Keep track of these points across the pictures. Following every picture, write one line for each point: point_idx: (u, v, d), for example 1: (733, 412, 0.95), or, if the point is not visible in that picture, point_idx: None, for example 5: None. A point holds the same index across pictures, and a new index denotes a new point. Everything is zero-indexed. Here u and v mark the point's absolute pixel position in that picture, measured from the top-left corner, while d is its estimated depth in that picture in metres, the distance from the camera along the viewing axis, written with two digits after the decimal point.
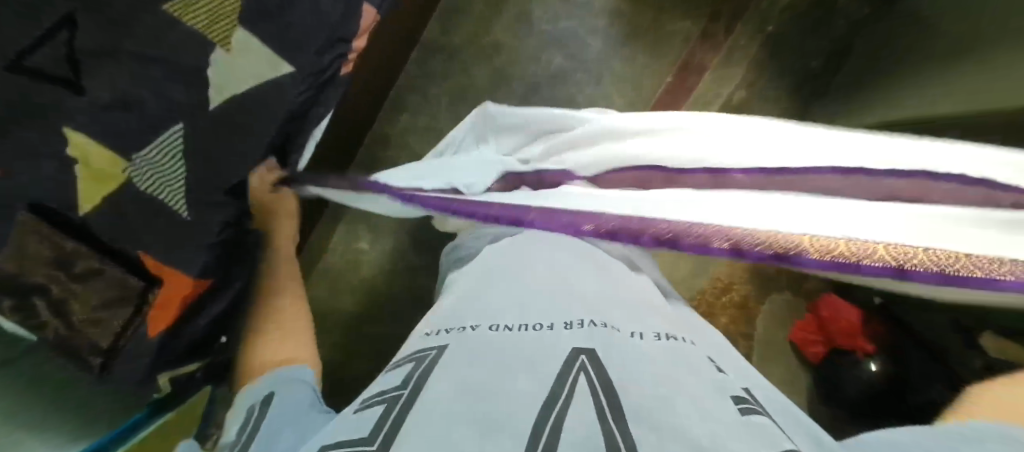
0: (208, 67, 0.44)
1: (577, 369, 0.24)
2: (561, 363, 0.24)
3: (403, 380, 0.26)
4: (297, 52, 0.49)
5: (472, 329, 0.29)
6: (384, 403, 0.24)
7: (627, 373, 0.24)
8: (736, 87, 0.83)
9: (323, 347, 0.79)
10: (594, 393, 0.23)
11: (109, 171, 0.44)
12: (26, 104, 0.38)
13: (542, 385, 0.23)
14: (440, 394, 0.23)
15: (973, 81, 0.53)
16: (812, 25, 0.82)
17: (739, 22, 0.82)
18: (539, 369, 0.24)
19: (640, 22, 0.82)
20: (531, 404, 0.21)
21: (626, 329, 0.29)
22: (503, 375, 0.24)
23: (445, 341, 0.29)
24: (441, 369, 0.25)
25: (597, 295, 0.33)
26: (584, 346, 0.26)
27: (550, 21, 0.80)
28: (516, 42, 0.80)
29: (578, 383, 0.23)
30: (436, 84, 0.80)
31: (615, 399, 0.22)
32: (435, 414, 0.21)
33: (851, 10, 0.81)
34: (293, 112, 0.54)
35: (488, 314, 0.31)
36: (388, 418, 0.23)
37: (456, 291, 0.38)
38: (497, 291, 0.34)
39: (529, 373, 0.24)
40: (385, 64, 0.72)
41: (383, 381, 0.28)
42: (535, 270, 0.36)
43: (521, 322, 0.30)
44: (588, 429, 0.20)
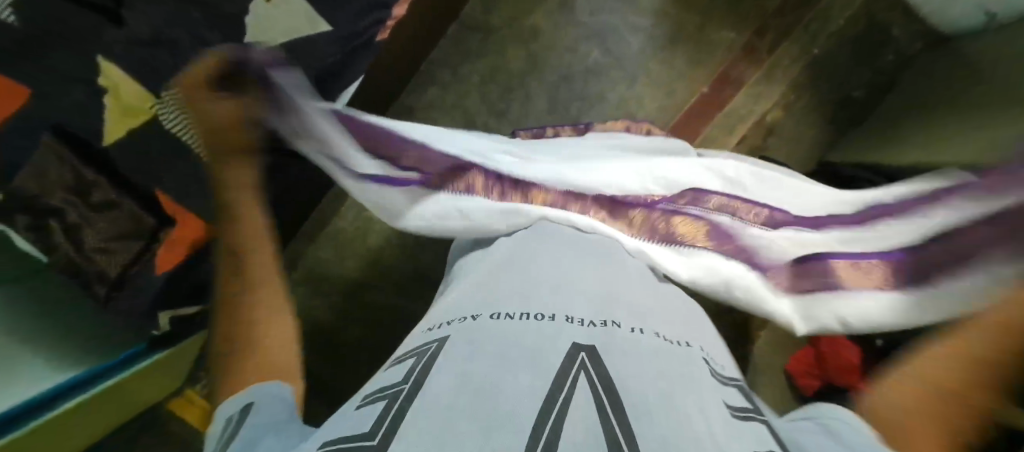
0: (247, 14, 0.45)
1: (578, 367, 0.24)
2: (562, 358, 0.24)
3: (405, 375, 0.26)
4: (335, 10, 0.49)
5: (473, 319, 0.29)
6: (384, 400, 0.24)
7: (627, 371, 0.24)
8: (772, 106, 0.81)
9: (322, 308, 0.80)
10: (595, 394, 0.22)
11: (138, 106, 0.45)
12: (65, 29, 0.40)
13: (544, 379, 0.23)
14: (441, 390, 0.23)
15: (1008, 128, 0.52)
16: (861, 52, 0.79)
17: (786, 40, 0.80)
18: (540, 363, 0.24)
19: (683, 27, 0.80)
20: (533, 400, 0.21)
21: (627, 325, 0.29)
22: (504, 369, 0.24)
23: (446, 333, 0.29)
24: (443, 364, 0.25)
25: (601, 292, 0.33)
26: (584, 341, 0.26)
27: (591, 14, 0.79)
28: (555, 29, 0.79)
29: (579, 382, 0.23)
30: (469, 62, 0.79)
31: (618, 400, 0.22)
32: (437, 410, 0.21)
33: (905, 42, 0.78)
34: (322, 73, 0.53)
35: (490, 304, 0.31)
36: (389, 413, 0.22)
37: (464, 281, 0.38)
38: (503, 282, 0.34)
39: (529, 370, 0.23)
40: (422, 34, 0.71)
41: (383, 377, 0.28)
42: (541, 264, 0.36)
43: (523, 311, 0.29)
44: (589, 431, 0.20)
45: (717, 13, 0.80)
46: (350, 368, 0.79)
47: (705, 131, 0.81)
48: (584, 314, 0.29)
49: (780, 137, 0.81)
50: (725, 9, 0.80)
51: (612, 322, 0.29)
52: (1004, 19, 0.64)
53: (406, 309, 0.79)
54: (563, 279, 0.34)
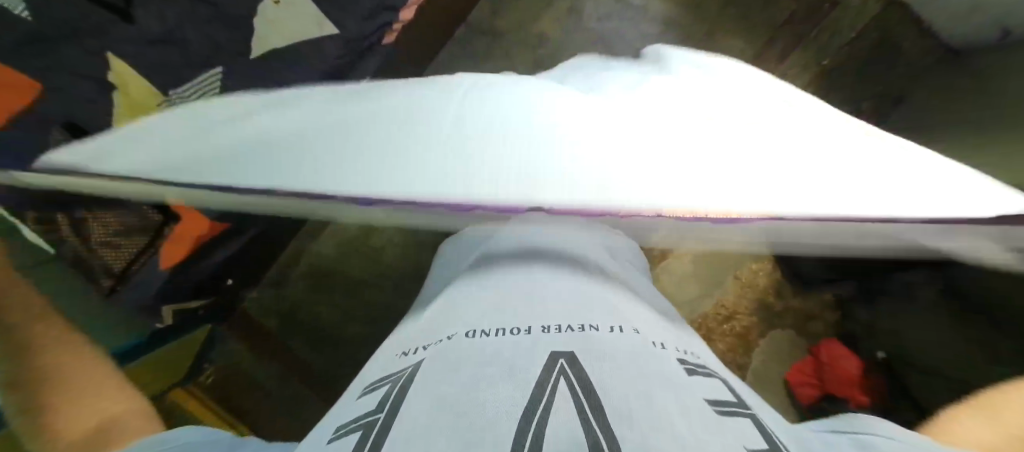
0: (255, 16, 0.47)
1: (556, 373, 0.20)
2: (538, 369, 0.21)
3: (379, 401, 0.22)
4: (344, 14, 0.51)
5: (447, 337, 0.25)
6: (359, 429, 0.20)
7: (614, 373, 0.21)
8: None
9: (325, 306, 0.82)
10: (575, 398, 0.19)
11: (144, 103, 0.45)
12: (76, 24, 0.41)
13: (519, 389, 0.20)
14: (417, 414, 0.19)
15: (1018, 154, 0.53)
16: (871, 65, 0.78)
17: (795, 51, 0.79)
18: (515, 375, 0.20)
19: (691, 35, 0.79)
20: (509, 417, 0.18)
21: (606, 326, 0.25)
22: (480, 384, 0.20)
23: (421, 356, 0.24)
24: (419, 383, 0.21)
25: (576, 294, 0.28)
26: (562, 349, 0.22)
27: (599, 20, 0.79)
28: (562, 35, 0.79)
29: (558, 386, 0.20)
30: (474, 64, 0.78)
31: (600, 403, 0.19)
32: (412, 435, 0.18)
33: (917, 56, 0.78)
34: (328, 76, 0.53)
35: (465, 318, 0.27)
36: (365, 443, 0.18)
37: (435, 302, 0.33)
38: (476, 298, 0.29)
39: (506, 382, 0.20)
40: (429, 37, 0.71)
41: (353, 404, 0.23)
42: (514, 275, 0.31)
43: (499, 324, 0.25)
44: (570, 437, 0.17)
45: (727, 23, 0.79)
46: (351, 363, 0.81)
47: None
48: (560, 319, 0.25)
49: None
50: (734, 19, 0.79)
51: (590, 325, 0.25)
52: (1018, 34, 0.64)
53: (405, 307, 0.81)
54: (503, 273, 0.32)
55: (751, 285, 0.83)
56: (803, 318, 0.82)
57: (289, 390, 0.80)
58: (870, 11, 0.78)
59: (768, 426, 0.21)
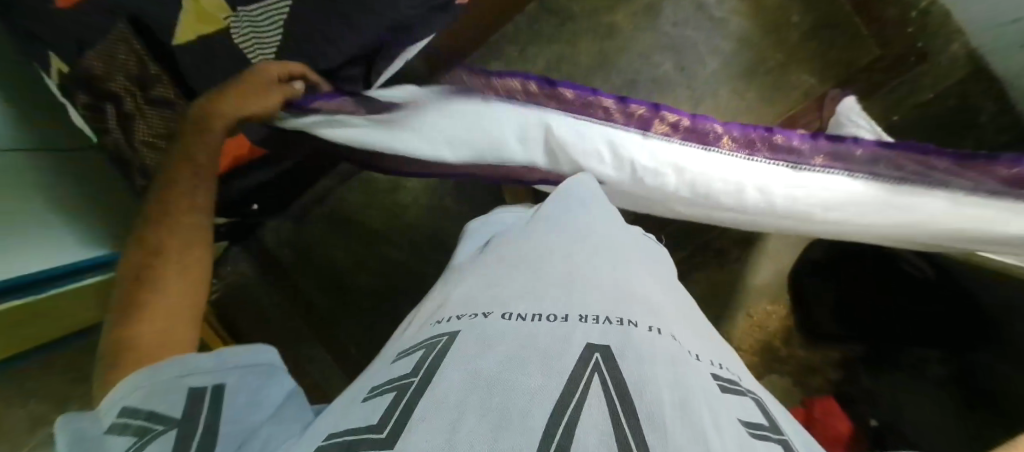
0: None
1: (591, 367, 0.20)
2: (573, 359, 0.21)
3: (413, 366, 0.22)
4: None
5: (481, 313, 0.25)
6: (393, 390, 0.21)
7: (651, 374, 0.20)
8: None
9: (340, 250, 0.82)
10: (608, 396, 0.19)
11: (213, 13, 0.46)
12: None
13: (553, 378, 0.20)
14: (450, 384, 0.20)
15: None
16: (940, 132, 0.76)
17: (867, 99, 0.76)
18: (550, 364, 0.20)
19: (765, 60, 0.76)
20: (541, 405, 0.18)
21: (644, 323, 0.24)
22: (516, 366, 0.20)
23: (457, 327, 0.24)
24: (454, 354, 0.22)
25: (616, 285, 0.28)
26: (598, 343, 0.22)
27: (674, 26, 0.76)
28: (633, 32, 0.76)
29: (592, 382, 0.20)
30: (538, 44, 0.77)
31: (633, 406, 0.18)
32: (442, 408, 0.18)
33: (990, 132, 0.75)
34: (397, 24, 0.50)
35: (501, 295, 0.26)
36: (400, 404, 0.19)
37: (470, 274, 0.33)
38: (514, 273, 0.29)
39: (541, 367, 0.20)
40: (501, 5, 0.69)
41: (386, 369, 0.24)
42: (556, 257, 0.30)
43: (537, 308, 0.25)
44: (600, 436, 0.17)
45: (804, 55, 0.76)
46: (354, 311, 0.82)
47: None
48: (597, 310, 0.25)
49: None
50: (812, 53, 0.76)
51: (628, 320, 0.24)
52: None
53: (416, 269, 0.81)
54: (542, 248, 0.31)
55: (762, 326, 0.83)
56: (804, 371, 0.80)
57: (291, 325, 0.82)
58: (954, 75, 0.74)
59: None
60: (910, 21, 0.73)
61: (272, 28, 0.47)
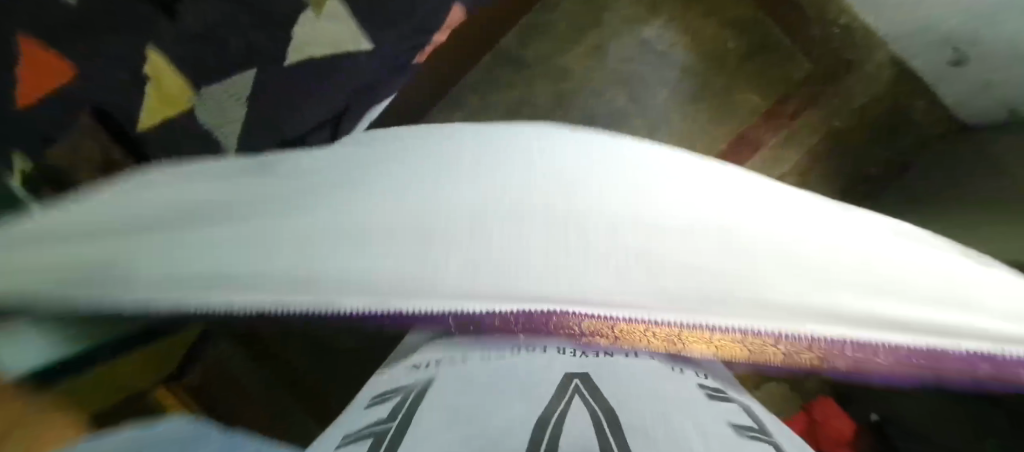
0: (295, 24, 0.48)
1: (572, 391, 0.21)
2: (553, 387, 0.22)
3: (389, 413, 0.22)
4: (382, 32, 0.51)
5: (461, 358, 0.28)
6: (369, 437, 0.20)
7: (629, 394, 0.21)
8: (787, 173, 0.82)
9: None
10: (591, 411, 0.19)
11: (176, 97, 0.46)
12: (123, 16, 0.42)
13: (533, 405, 0.20)
14: (430, 425, 0.19)
15: None
16: (880, 132, 0.82)
17: (808, 111, 0.82)
18: (530, 393, 0.21)
19: (710, 85, 0.81)
20: (524, 425, 0.18)
21: (620, 352, 0.29)
22: (496, 402, 0.20)
23: (434, 376, 0.25)
24: (433, 398, 0.22)
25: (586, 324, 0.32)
26: (577, 372, 0.24)
27: (624, 63, 0.81)
28: (584, 72, 0.81)
29: (573, 402, 0.20)
30: (496, 93, 0.81)
31: (616, 419, 0.19)
32: (427, 441, 0.18)
33: (925, 127, 0.81)
34: (360, 87, 0.53)
35: (478, 342, 0.31)
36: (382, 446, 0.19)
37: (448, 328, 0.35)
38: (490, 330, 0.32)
39: (522, 398, 0.21)
40: (457, 61, 0.73)
41: (358, 419, 0.23)
42: None
43: (511, 346, 0.30)
44: (587, 440, 0.17)
45: (744, 77, 0.81)
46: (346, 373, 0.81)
47: None
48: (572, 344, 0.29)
49: None
50: (753, 73, 0.81)
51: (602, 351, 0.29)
52: None
53: None
54: None
55: None
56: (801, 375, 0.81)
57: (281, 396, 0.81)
58: (884, 79, 0.80)
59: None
60: (834, 37, 0.80)
61: (233, 101, 0.48)
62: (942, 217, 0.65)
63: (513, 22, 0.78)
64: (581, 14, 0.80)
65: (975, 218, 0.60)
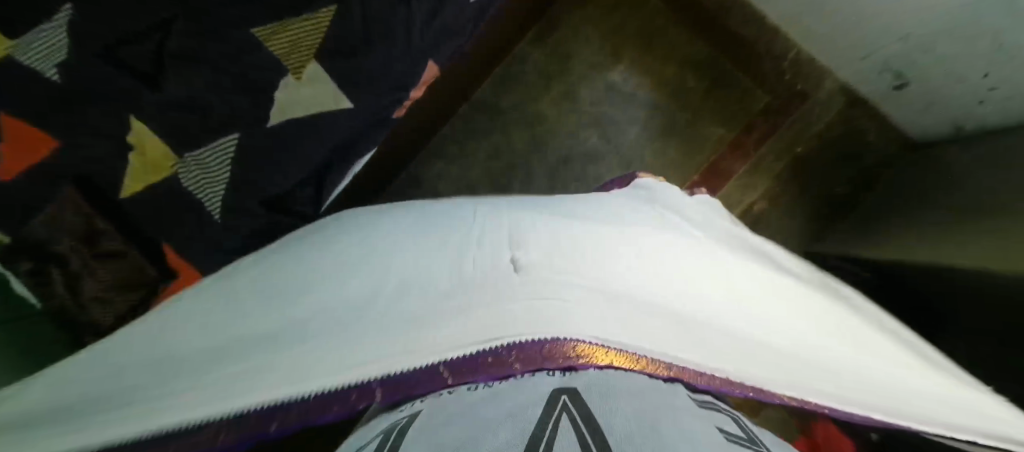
0: (277, 89, 0.49)
1: (559, 409, 0.22)
2: (541, 408, 0.23)
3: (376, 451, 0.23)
4: (360, 91, 0.54)
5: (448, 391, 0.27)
6: None
7: (614, 409, 0.23)
8: (758, 197, 0.86)
9: None
10: (578, 432, 0.21)
11: (160, 162, 0.47)
12: (102, 89, 0.42)
13: (520, 432, 0.21)
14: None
15: (997, 226, 0.55)
16: (840, 154, 0.86)
17: (770, 139, 0.86)
18: (517, 417, 0.22)
19: (677, 121, 0.86)
20: (512, 447, 0.19)
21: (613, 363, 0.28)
22: (481, 429, 0.22)
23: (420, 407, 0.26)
24: (421, 431, 0.23)
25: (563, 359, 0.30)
26: (567, 384, 0.25)
27: (593, 105, 0.85)
28: (557, 115, 0.85)
29: (561, 421, 0.22)
30: (475, 141, 0.84)
31: (601, 434, 0.21)
32: None
33: (881, 147, 0.85)
34: (340, 143, 0.57)
35: None
36: None
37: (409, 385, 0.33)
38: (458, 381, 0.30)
39: (509, 424, 0.22)
40: (435, 112, 0.76)
41: None
42: None
43: None
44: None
45: (708, 111, 0.86)
46: None
47: None
48: None
49: (768, 225, 0.86)
50: (714, 107, 0.86)
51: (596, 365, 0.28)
52: (968, 130, 0.72)
53: None
54: None
55: None
56: None
57: None
58: (836, 106, 0.86)
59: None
60: (785, 70, 0.85)
61: (219, 167, 0.49)
62: (908, 228, 0.68)
63: (487, 74, 0.83)
64: (549, 63, 0.85)
65: (935, 227, 0.64)
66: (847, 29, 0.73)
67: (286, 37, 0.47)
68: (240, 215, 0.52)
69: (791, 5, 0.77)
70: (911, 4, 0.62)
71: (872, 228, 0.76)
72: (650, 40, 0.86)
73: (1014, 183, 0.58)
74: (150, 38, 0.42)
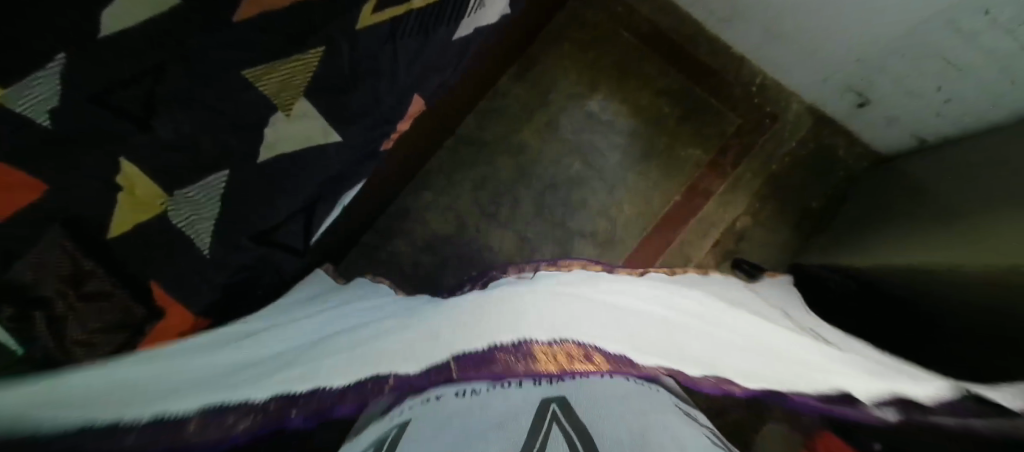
0: (266, 126, 0.50)
1: (550, 420, 0.23)
2: (533, 415, 0.24)
3: None
4: (348, 126, 0.55)
5: (435, 396, 0.27)
6: None
7: (603, 416, 0.23)
8: (740, 214, 0.89)
9: None
10: (569, 440, 0.21)
11: (148, 201, 0.47)
12: (95, 132, 0.43)
13: (516, 439, 0.22)
14: None
15: (971, 226, 0.57)
16: (811, 171, 0.90)
17: (746, 158, 0.90)
18: (508, 427, 0.23)
19: (655, 145, 0.89)
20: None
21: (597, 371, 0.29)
22: (477, 436, 0.22)
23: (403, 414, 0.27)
24: (411, 438, 0.23)
25: None
26: (552, 393, 0.26)
27: (574, 133, 0.88)
28: (540, 145, 0.88)
29: (552, 433, 0.22)
30: (461, 171, 0.86)
31: (593, 442, 0.21)
32: None
33: (851, 162, 0.89)
34: (330, 176, 0.57)
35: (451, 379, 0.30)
36: None
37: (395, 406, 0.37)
38: None
39: (503, 431, 0.22)
40: (422, 145, 0.79)
41: None
42: None
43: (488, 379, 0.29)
44: None
45: (685, 135, 0.89)
46: None
47: (681, 235, 0.87)
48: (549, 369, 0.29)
49: (751, 241, 0.88)
50: (690, 131, 0.90)
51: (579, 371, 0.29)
52: (931, 141, 0.76)
53: None
54: None
55: None
56: None
57: None
58: (805, 125, 0.90)
59: None
60: (753, 94, 0.90)
61: (207, 204, 0.49)
62: (885, 235, 0.70)
63: (470, 108, 0.86)
64: (529, 96, 0.88)
65: (912, 231, 0.66)
66: (806, 52, 0.78)
67: (274, 76, 0.49)
68: (228, 250, 0.52)
69: (753, 35, 0.83)
70: (862, 29, 0.67)
71: (852, 235, 0.78)
72: (624, 71, 0.90)
73: (977, 187, 0.61)
74: (142, 83, 0.44)
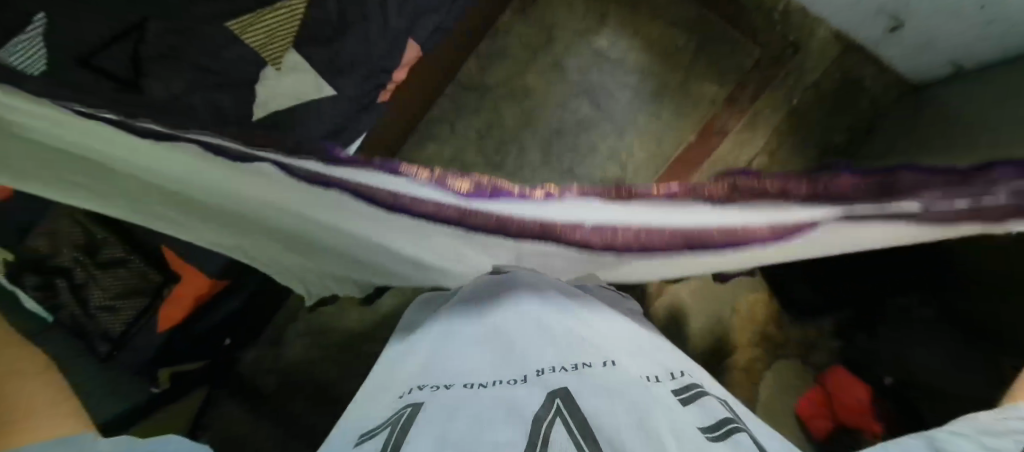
0: (258, 83, 0.49)
1: (553, 413, 0.23)
2: (538, 408, 0.24)
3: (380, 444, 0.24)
4: (342, 78, 0.52)
5: (445, 388, 0.29)
6: None
7: (604, 407, 0.24)
8: (757, 153, 0.85)
9: (322, 363, 0.78)
10: (569, 432, 0.22)
11: None
12: None
13: (518, 431, 0.22)
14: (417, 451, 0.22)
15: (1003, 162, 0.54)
16: (835, 104, 0.84)
17: (765, 91, 0.84)
18: (515, 416, 0.23)
19: (667, 82, 0.84)
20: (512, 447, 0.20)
21: (598, 363, 0.30)
22: (481, 427, 0.23)
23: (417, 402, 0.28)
24: (420, 425, 0.24)
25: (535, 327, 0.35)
26: (555, 387, 0.26)
27: (581, 73, 0.84)
28: (547, 88, 0.83)
29: (553, 425, 0.22)
30: (464, 119, 0.83)
31: (594, 437, 0.21)
32: None
33: (878, 91, 0.84)
34: (329, 132, 0.55)
35: (460, 374, 0.31)
36: None
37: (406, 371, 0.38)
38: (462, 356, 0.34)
39: (505, 422, 0.23)
40: (423, 93, 0.76)
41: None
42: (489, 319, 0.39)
43: (493, 379, 0.29)
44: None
45: (700, 70, 0.84)
46: None
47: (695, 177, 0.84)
48: (554, 362, 0.30)
49: None
50: (705, 64, 0.84)
51: (582, 365, 0.29)
52: (969, 66, 0.70)
53: None
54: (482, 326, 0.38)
55: (751, 316, 0.86)
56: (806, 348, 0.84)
57: None
58: (832, 53, 0.84)
59: (752, 436, 0.25)
60: (775, 21, 0.83)
61: None
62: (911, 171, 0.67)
63: (470, 51, 0.82)
64: (533, 34, 0.83)
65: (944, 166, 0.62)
66: None
67: (259, 28, 0.46)
68: None
69: None
70: None
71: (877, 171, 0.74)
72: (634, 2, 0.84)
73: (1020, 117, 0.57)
74: (126, 40, 0.42)
